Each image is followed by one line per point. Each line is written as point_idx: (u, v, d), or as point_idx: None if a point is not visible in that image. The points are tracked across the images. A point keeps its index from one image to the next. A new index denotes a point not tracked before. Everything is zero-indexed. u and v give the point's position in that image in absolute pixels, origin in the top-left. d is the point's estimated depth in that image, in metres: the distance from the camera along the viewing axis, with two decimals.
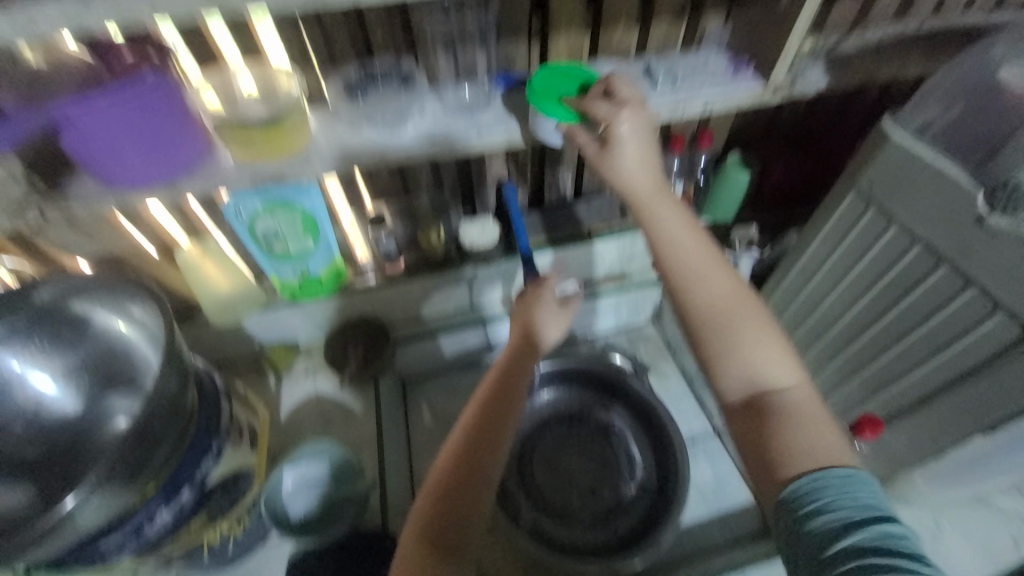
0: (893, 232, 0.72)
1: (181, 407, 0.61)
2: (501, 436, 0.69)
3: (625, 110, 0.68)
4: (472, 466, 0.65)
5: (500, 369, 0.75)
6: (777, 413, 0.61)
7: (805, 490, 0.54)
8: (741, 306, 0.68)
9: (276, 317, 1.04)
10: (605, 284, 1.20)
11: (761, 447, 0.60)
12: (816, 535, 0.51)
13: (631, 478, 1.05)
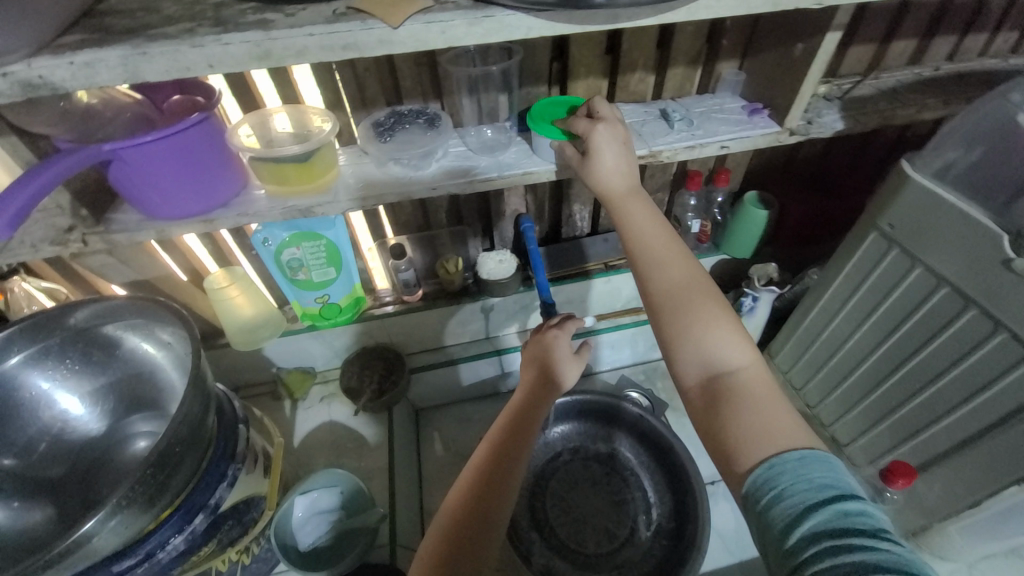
0: (918, 273, 0.71)
1: (201, 432, 0.62)
2: (507, 478, 0.67)
3: (602, 124, 0.70)
4: (483, 502, 0.64)
5: (511, 410, 0.74)
6: (734, 396, 0.57)
7: (765, 480, 0.49)
8: (701, 292, 0.65)
9: (296, 343, 1.06)
10: (623, 317, 1.20)
11: (720, 434, 0.56)
12: (778, 524, 0.45)
13: (648, 520, 1.01)
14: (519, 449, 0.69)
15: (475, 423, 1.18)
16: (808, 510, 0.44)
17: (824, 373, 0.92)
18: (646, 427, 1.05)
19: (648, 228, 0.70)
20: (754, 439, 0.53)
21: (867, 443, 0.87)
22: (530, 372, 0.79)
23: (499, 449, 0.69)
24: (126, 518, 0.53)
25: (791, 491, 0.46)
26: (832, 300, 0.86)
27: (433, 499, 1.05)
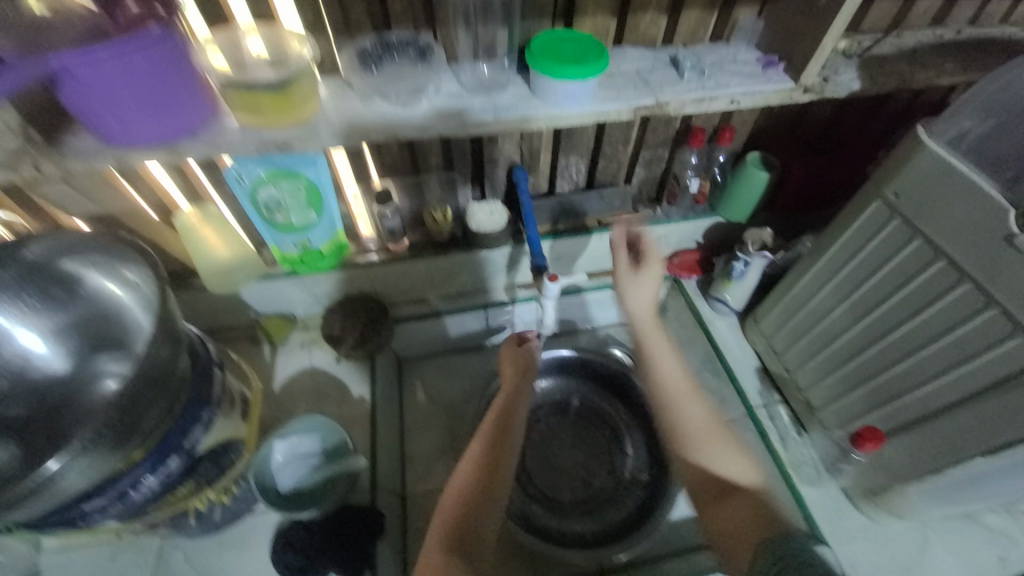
0: (916, 245, 0.70)
1: (172, 374, 0.59)
2: (498, 475, 0.73)
3: (650, 254, 0.87)
4: (483, 491, 0.71)
5: (497, 411, 0.81)
6: (733, 494, 0.69)
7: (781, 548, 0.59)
8: (712, 427, 0.75)
9: (274, 287, 1.02)
10: (612, 277, 1.18)
11: (733, 530, 0.66)
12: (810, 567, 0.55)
13: (622, 471, 1.04)
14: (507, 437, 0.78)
15: (458, 374, 1.19)
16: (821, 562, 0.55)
17: (806, 341, 0.93)
18: (629, 384, 1.08)
19: (669, 362, 0.81)
20: (752, 521, 0.65)
21: (840, 407, 0.89)
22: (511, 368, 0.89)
23: (492, 444, 0.76)
24: (96, 458, 0.52)
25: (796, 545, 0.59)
26: (825, 268, 0.85)
27: (414, 446, 1.07)
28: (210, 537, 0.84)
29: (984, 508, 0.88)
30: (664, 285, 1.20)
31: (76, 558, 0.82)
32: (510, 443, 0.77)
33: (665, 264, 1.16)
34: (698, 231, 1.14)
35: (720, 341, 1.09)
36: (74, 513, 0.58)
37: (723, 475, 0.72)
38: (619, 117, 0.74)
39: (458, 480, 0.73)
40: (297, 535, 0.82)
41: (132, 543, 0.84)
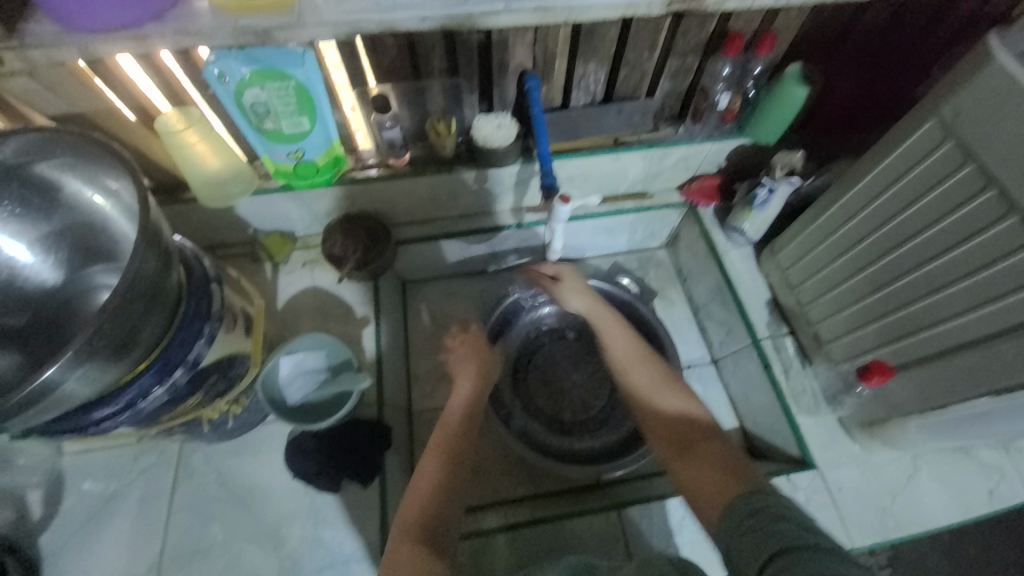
0: (966, 173, 0.64)
1: (164, 287, 0.58)
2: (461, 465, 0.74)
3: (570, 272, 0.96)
4: (443, 497, 0.69)
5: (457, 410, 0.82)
6: (704, 445, 0.67)
7: (746, 508, 0.55)
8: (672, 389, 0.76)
9: (271, 201, 0.97)
10: (625, 201, 1.12)
11: (701, 479, 0.63)
12: (773, 529, 0.51)
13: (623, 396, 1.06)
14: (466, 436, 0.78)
15: (463, 298, 1.19)
16: (786, 528, 0.50)
17: (823, 275, 0.90)
18: (636, 313, 1.08)
19: (622, 339, 0.86)
20: (724, 475, 0.62)
21: (849, 342, 0.88)
22: (473, 367, 0.89)
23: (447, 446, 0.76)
24: (95, 368, 0.51)
25: (762, 505, 0.55)
26: (859, 196, 0.79)
27: (419, 366, 1.09)
28: (226, 442, 0.88)
29: (980, 445, 0.90)
30: (679, 211, 1.14)
31: (100, 459, 0.87)
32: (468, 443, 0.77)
33: (682, 190, 1.12)
34: (721, 154, 1.05)
35: (732, 271, 1.06)
36: (84, 421, 0.59)
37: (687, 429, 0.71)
38: (648, 10, 0.65)
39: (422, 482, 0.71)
40: (308, 442, 0.86)
41: (151, 447, 0.88)
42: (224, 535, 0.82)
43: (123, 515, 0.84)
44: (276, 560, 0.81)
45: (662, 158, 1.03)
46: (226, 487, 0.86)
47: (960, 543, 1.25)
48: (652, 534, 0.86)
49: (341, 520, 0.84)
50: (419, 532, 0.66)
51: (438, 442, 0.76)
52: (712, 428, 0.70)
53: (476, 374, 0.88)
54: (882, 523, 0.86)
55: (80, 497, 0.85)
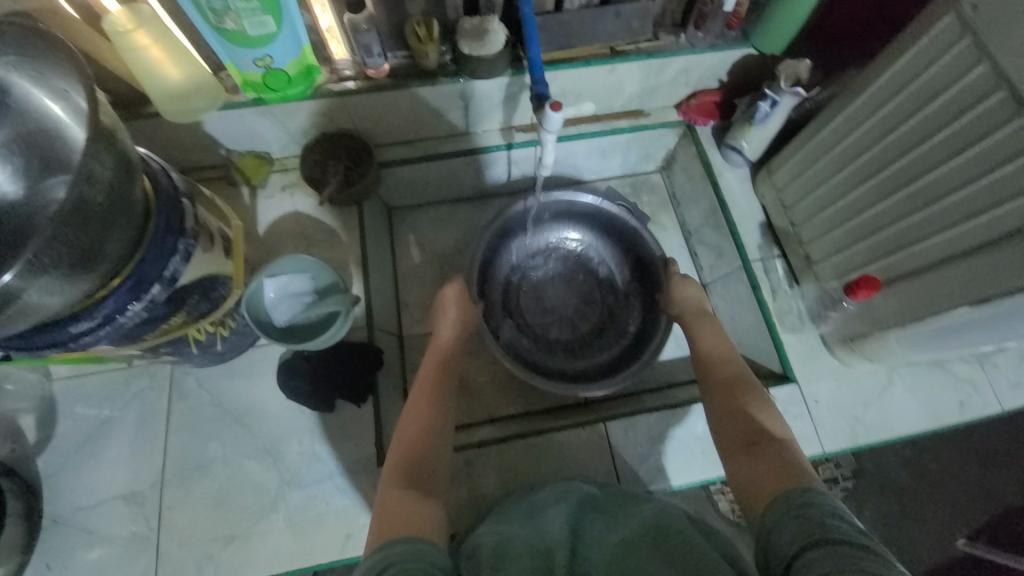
0: (981, 72, 0.60)
1: (129, 197, 0.55)
2: (443, 399, 0.75)
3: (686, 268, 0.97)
4: (427, 432, 0.69)
5: (440, 353, 0.83)
6: (769, 446, 0.63)
7: (793, 499, 0.53)
8: (753, 390, 0.73)
9: (242, 117, 0.90)
10: (621, 120, 1.07)
11: (758, 476, 0.60)
12: (820, 522, 0.48)
13: (614, 318, 1.07)
14: (442, 382, 0.78)
15: (451, 226, 1.16)
16: (834, 525, 0.47)
17: (820, 193, 0.88)
18: (634, 234, 1.04)
19: (714, 340, 0.83)
20: (775, 471, 0.59)
21: (840, 260, 0.88)
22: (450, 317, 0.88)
23: (432, 382, 0.77)
24: (57, 280, 0.49)
25: (812, 500, 0.52)
26: (866, 104, 0.77)
27: (409, 293, 1.08)
28: (218, 365, 0.89)
29: (954, 358, 0.93)
30: (677, 130, 1.09)
31: (91, 384, 0.87)
32: (445, 393, 0.76)
33: (681, 108, 1.06)
34: (723, 66, 0.98)
35: (726, 191, 1.04)
36: (63, 335, 0.57)
37: (757, 433, 0.66)
38: None
39: (412, 416, 0.71)
40: (300, 364, 0.87)
41: (143, 371, 0.89)
42: (224, 452, 0.85)
43: (119, 437, 0.85)
44: (276, 473, 0.84)
45: (660, 71, 0.97)
46: (222, 407, 0.87)
47: (925, 456, 1.34)
48: (634, 443, 0.91)
49: (336, 435, 0.86)
50: (406, 479, 0.62)
51: (419, 395, 0.75)
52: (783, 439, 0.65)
53: (449, 325, 0.88)
54: (854, 430, 0.91)
55: (74, 420, 0.86)
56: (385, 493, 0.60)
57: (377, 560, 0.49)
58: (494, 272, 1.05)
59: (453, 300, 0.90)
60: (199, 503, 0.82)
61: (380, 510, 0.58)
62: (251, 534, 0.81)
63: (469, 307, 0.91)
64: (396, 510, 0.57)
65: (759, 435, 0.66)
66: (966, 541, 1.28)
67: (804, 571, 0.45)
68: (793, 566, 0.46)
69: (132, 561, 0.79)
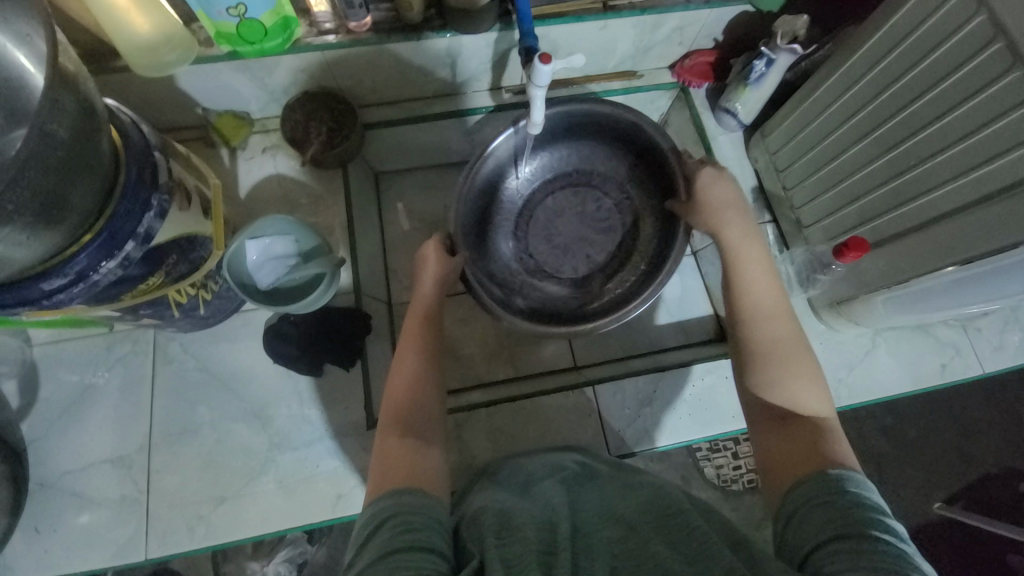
0: (979, 22, 0.59)
1: (95, 148, 0.52)
2: (433, 358, 0.71)
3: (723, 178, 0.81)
4: (418, 388, 0.67)
5: (421, 303, 0.77)
6: (804, 423, 0.62)
7: (823, 486, 0.52)
8: (796, 349, 0.68)
9: (215, 73, 0.86)
10: (612, 82, 1.03)
11: (788, 455, 0.59)
12: (849, 510, 0.48)
13: (637, 236, 0.98)
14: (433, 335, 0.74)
15: (440, 192, 1.14)
16: (863, 517, 0.47)
17: (813, 154, 0.87)
18: (645, 138, 0.90)
19: (761, 280, 0.74)
20: (806, 450, 0.58)
21: (831, 222, 0.87)
22: (431, 271, 0.79)
23: (415, 338, 0.73)
24: (22, 231, 0.47)
25: (843, 486, 0.51)
26: (862, 61, 0.75)
27: (397, 259, 1.07)
28: (202, 330, 0.87)
29: (939, 322, 0.95)
30: (670, 93, 1.06)
31: (71, 349, 0.86)
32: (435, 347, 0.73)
33: (675, 69, 1.03)
34: (718, 25, 0.95)
35: (719, 156, 1.03)
36: (35, 293, 0.55)
37: (790, 405, 0.64)
38: None
39: (400, 371, 0.69)
40: (286, 328, 0.86)
41: (126, 336, 0.87)
42: (212, 416, 0.84)
43: (104, 402, 0.84)
44: (265, 437, 0.84)
45: (654, 28, 0.93)
46: (209, 372, 0.87)
47: (907, 425, 1.38)
48: (621, 405, 0.92)
49: (324, 400, 0.86)
50: (400, 429, 0.62)
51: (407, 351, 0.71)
52: (821, 417, 0.63)
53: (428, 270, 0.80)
54: (837, 392, 0.92)
55: (57, 385, 0.85)
56: (381, 449, 0.59)
57: (381, 509, 0.49)
58: (495, 214, 0.97)
59: (433, 257, 0.80)
60: (188, 466, 0.82)
61: (377, 463, 0.58)
62: (242, 496, 0.81)
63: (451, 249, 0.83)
64: (396, 461, 0.57)
65: (792, 408, 0.64)
66: (943, 505, 1.33)
67: (826, 564, 0.45)
68: (815, 553, 0.47)
69: (123, 523, 0.79)
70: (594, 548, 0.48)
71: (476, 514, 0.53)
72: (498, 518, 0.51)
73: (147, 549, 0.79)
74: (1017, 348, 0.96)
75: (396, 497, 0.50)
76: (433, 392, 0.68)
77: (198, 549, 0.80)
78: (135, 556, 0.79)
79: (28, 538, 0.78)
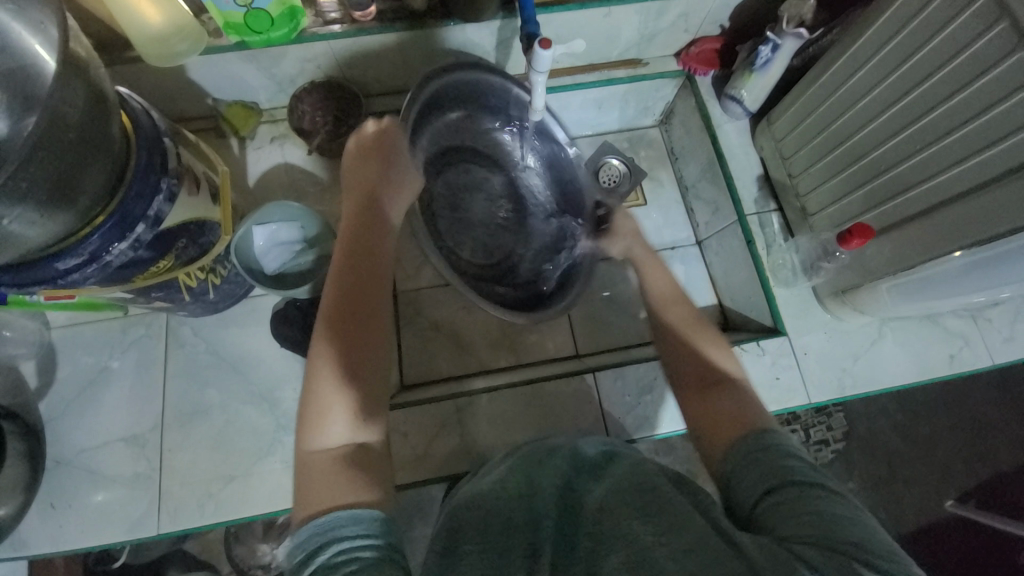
0: (985, 2, 0.58)
1: (105, 135, 0.54)
2: (368, 272, 0.63)
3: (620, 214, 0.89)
4: (353, 312, 0.60)
5: (358, 210, 0.69)
6: (723, 387, 0.62)
7: (753, 445, 0.53)
8: (702, 336, 0.69)
9: (224, 64, 0.88)
10: (617, 70, 1.03)
11: (716, 422, 0.58)
12: (774, 463, 0.50)
13: (526, 254, 0.97)
14: (375, 246, 0.66)
15: None
16: (797, 468, 0.49)
17: (818, 141, 0.87)
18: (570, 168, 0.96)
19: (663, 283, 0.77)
20: (734, 413, 0.58)
21: (836, 210, 0.87)
22: (371, 168, 0.72)
23: (354, 249, 0.65)
24: (35, 211, 0.49)
25: (771, 442, 0.52)
26: (868, 44, 0.74)
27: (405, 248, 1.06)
28: (211, 315, 0.90)
29: (947, 312, 0.93)
30: (676, 81, 1.05)
31: (88, 332, 0.89)
32: (384, 277, 0.64)
33: (680, 57, 1.02)
34: (724, 12, 0.94)
35: (725, 145, 1.02)
36: (49, 272, 0.58)
37: (713, 373, 0.64)
38: None
39: (333, 288, 0.61)
40: (291, 312, 0.87)
41: (140, 320, 0.90)
42: (221, 398, 0.87)
43: (119, 383, 0.87)
44: (273, 418, 0.87)
45: (659, 15, 0.92)
46: (219, 355, 0.89)
47: (919, 422, 1.36)
48: (622, 392, 0.92)
49: None
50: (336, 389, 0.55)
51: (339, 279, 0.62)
52: (735, 376, 0.64)
53: (363, 182, 0.71)
54: (841, 381, 0.91)
55: (73, 367, 0.88)
56: (312, 422, 0.53)
57: (319, 539, 0.43)
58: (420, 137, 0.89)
59: (374, 150, 0.73)
60: (198, 445, 0.85)
61: (321, 463, 0.51)
62: (249, 475, 0.84)
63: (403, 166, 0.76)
64: (338, 463, 0.50)
65: (715, 376, 0.64)
66: (955, 503, 1.31)
67: (767, 517, 0.46)
68: (756, 512, 0.48)
69: (136, 498, 0.82)
70: (575, 530, 0.49)
71: (456, 520, 0.54)
72: (481, 522, 0.52)
73: (159, 524, 0.82)
74: None
75: (340, 550, 0.42)
76: (370, 323, 0.60)
77: (208, 526, 0.82)
78: (147, 530, 0.81)
79: (45, 513, 0.82)
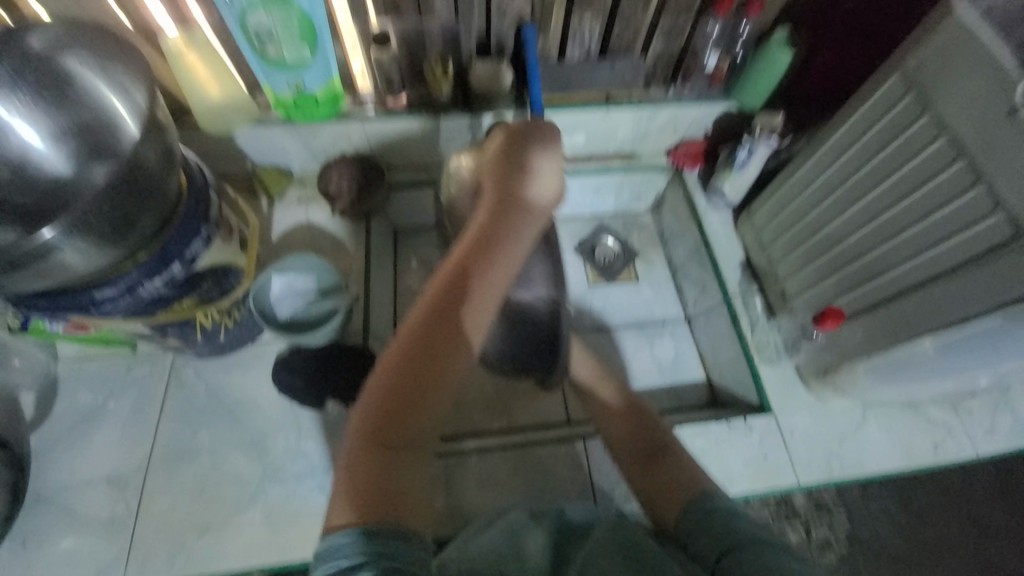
0: (925, 121, 0.69)
1: (164, 184, 0.62)
2: (456, 331, 0.53)
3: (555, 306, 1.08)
4: (425, 372, 0.52)
5: (466, 249, 0.57)
6: (665, 455, 0.67)
7: (700, 508, 0.57)
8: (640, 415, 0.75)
9: (267, 134, 0.98)
10: (613, 160, 1.16)
11: (659, 490, 0.63)
12: (721, 523, 0.54)
13: None
14: (473, 299, 0.55)
15: None
16: (744, 526, 0.53)
17: (793, 232, 0.96)
18: None
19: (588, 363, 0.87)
20: (677, 481, 0.63)
21: (814, 294, 0.93)
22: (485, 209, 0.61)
23: (449, 296, 0.54)
24: (90, 242, 0.55)
25: (720, 504, 0.57)
26: (831, 151, 0.85)
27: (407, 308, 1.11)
28: (217, 357, 0.93)
29: (927, 401, 0.97)
30: (665, 173, 1.17)
31: (94, 367, 0.91)
32: (472, 336, 0.54)
33: (670, 154, 1.14)
34: (707, 119, 1.09)
35: (711, 231, 1.11)
36: (85, 299, 0.63)
37: (653, 448, 0.69)
38: None
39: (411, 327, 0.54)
40: (296, 357, 0.92)
41: (147, 358, 0.93)
42: (211, 442, 0.87)
43: (114, 419, 0.88)
44: (260, 466, 0.86)
45: (651, 118, 1.06)
46: (217, 397, 0.90)
47: None
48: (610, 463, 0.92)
49: (321, 434, 0.89)
50: (378, 440, 0.51)
51: (433, 304, 0.54)
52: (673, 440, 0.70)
53: (490, 208, 0.61)
54: (829, 464, 0.92)
55: (72, 401, 0.89)
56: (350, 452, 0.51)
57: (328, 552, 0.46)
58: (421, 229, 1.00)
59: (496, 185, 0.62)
60: (181, 489, 0.83)
61: (346, 482, 0.50)
62: (226, 526, 0.82)
63: (540, 197, 0.62)
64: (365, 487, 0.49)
65: (659, 450, 0.69)
66: None
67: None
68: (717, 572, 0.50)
69: (107, 543, 0.79)
70: None
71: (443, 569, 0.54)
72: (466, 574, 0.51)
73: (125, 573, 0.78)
74: (1010, 431, 0.97)
75: None
76: (443, 386, 0.53)
77: None
78: None
79: (12, 554, 0.78)
